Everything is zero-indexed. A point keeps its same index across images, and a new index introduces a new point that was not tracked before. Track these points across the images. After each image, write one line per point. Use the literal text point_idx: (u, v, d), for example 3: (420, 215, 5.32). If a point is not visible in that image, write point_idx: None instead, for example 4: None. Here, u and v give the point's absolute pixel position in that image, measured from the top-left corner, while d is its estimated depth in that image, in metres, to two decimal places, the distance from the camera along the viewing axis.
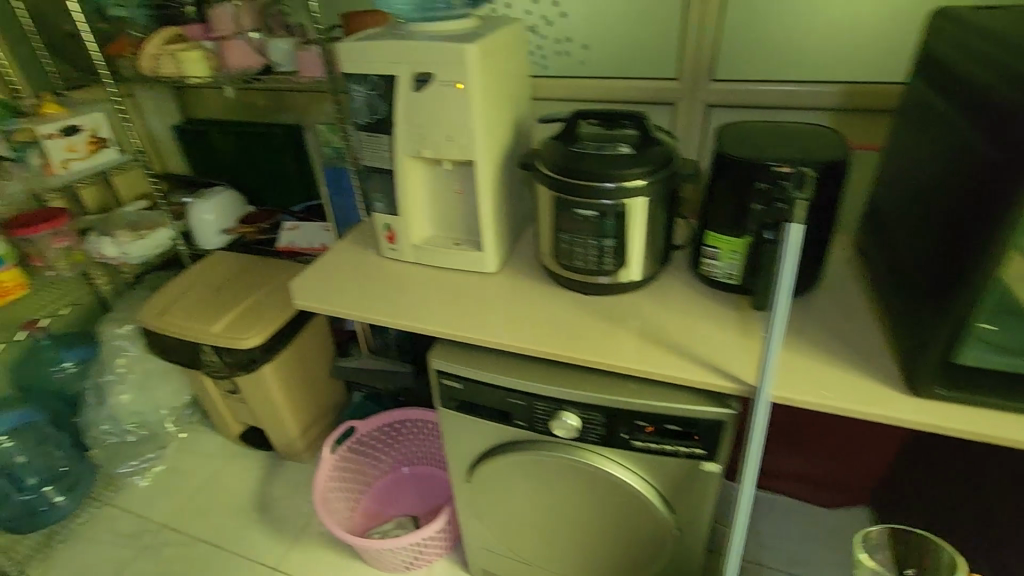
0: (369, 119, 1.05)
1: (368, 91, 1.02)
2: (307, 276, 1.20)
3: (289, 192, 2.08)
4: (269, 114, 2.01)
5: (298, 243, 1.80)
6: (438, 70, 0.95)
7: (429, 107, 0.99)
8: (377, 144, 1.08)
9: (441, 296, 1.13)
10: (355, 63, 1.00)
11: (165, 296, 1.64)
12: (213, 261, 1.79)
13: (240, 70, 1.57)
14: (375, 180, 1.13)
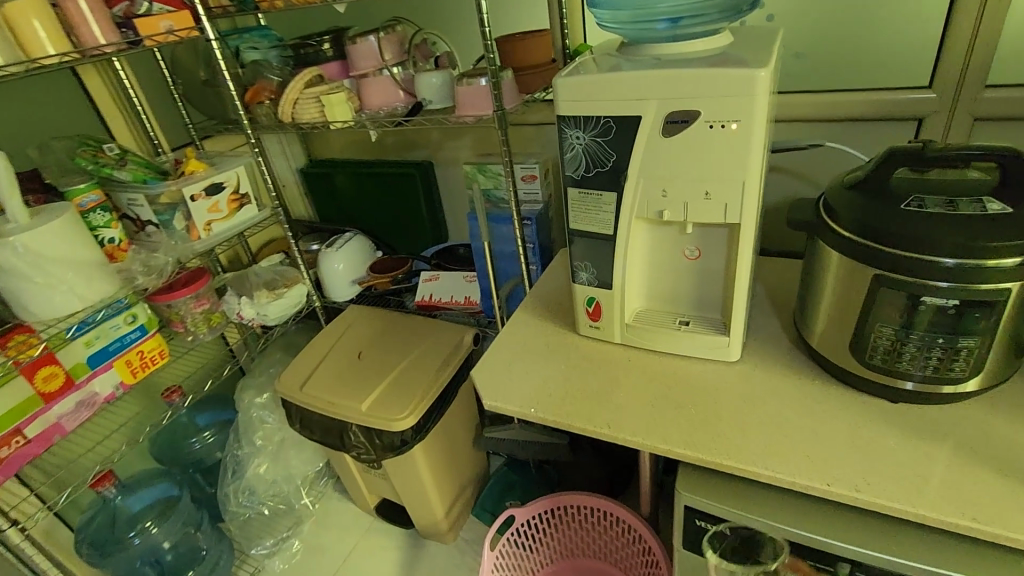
0: (590, 172, 0.80)
1: (594, 138, 0.77)
2: (490, 366, 0.96)
3: (419, 235, 1.91)
4: (399, 151, 1.85)
5: (438, 296, 1.65)
6: (707, 108, 0.68)
7: (686, 155, 0.73)
8: (595, 204, 0.83)
9: (675, 396, 0.86)
10: (580, 103, 0.76)
11: (304, 364, 1.49)
12: (348, 319, 1.64)
13: (382, 108, 1.41)
14: (585, 247, 0.88)
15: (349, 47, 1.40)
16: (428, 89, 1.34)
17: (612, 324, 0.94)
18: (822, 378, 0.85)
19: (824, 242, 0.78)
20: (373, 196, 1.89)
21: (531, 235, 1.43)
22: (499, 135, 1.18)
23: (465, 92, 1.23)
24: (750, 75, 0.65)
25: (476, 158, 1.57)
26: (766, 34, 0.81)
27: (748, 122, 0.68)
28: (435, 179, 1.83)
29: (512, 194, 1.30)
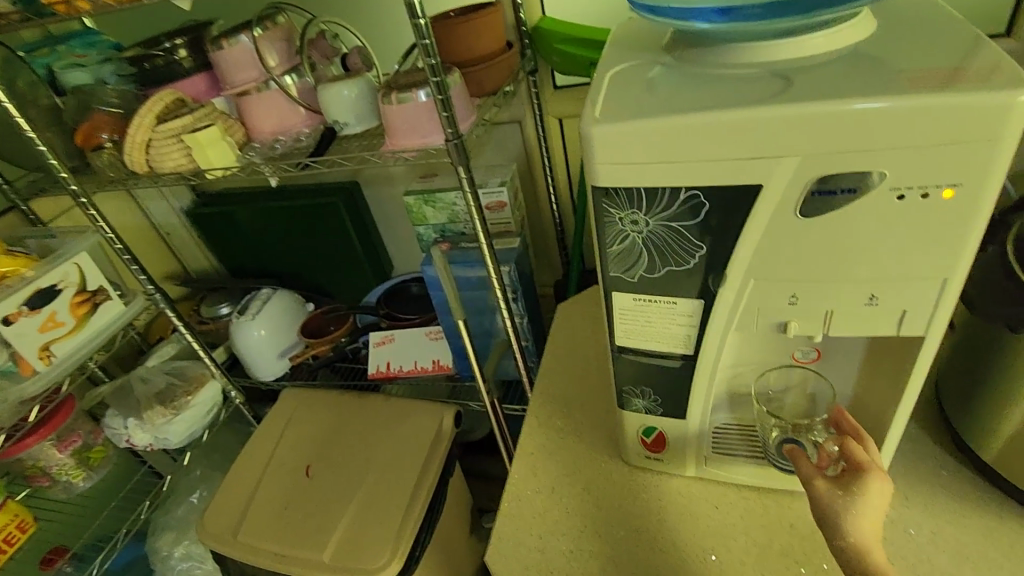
0: (657, 272, 0.48)
1: (667, 222, 0.44)
2: (519, 540, 0.65)
3: (351, 276, 1.47)
4: (310, 175, 1.41)
5: (397, 364, 1.29)
6: (899, 166, 0.37)
7: (842, 245, 0.41)
8: (664, 314, 0.51)
9: (816, 573, 0.56)
10: (640, 168, 0.42)
11: (236, 494, 1.12)
12: (283, 415, 1.25)
13: (278, 137, 1.00)
14: (642, 369, 0.56)
15: (214, 54, 0.97)
16: (339, 107, 0.94)
17: (684, 457, 0.64)
18: (1011, 507, 0.57)
19: None
20: (281, 235, 1.44)
21: (511, 281, 1.07)
22: (457, 170, 0.80)
23: (397, 112, 0.84)
24: (996, 107, 0.34)
25: (417, 182, 1.20)
26: (913, 8, 0.48)
27: (980, 190, 0.37)
28: (364, 205, 1.42)
29: (480, 231, 0.87)
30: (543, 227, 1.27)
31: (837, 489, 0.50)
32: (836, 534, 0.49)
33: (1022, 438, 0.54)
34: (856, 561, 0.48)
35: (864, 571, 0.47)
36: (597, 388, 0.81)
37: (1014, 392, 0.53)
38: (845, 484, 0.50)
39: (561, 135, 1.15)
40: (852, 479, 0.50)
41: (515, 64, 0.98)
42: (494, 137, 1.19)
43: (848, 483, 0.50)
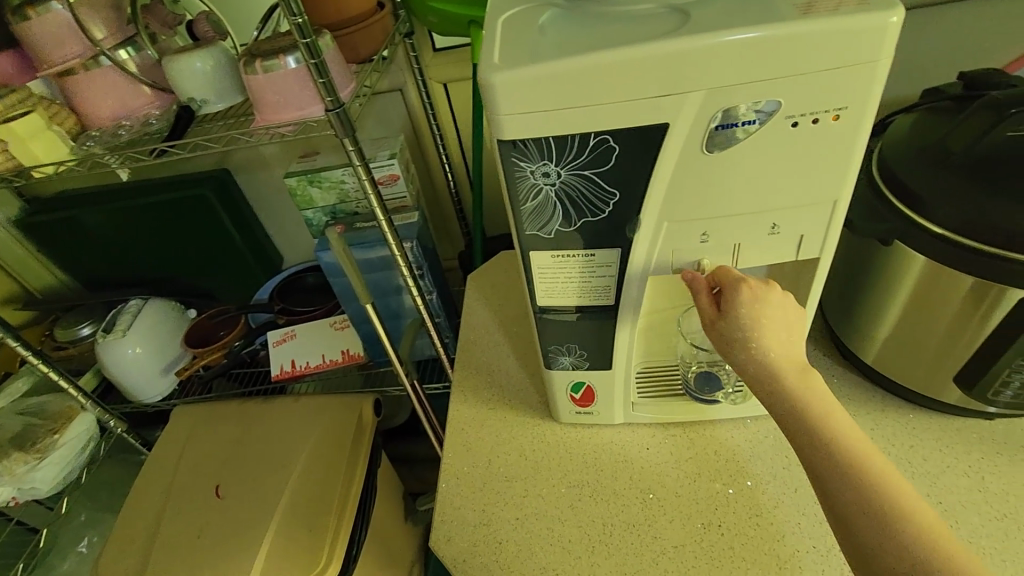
0: (573, 225, 0.46)
1: (578, 171, 0.43)
2: (460, 515, 0.64)
3: (234, 273, 1.33)
4: (169, 165, 1.24)
5: (303, 361, 1.20)
6: (791, 94, 0.38)
7: (746, 178, 0.43)
8: (583, 268, 0.50)
9: (743, 492, 0.60)
10: (547, 116, 0.40)
11: (134, 534, 0.99)
12: (179, 437, 1.12)
13: (115, 120, 0.85)
14: (566, 326, 0.56)
15: (19, 26, 0.80)
16: (194, 82, 0.82)
17: (613, 406, 0.65)
18: (889, 400, 0.64)
19: (904, 244, 0.54)
20: (143, 237, 1.26)
21: (415, 258, 1.02)
22: (343, 142, 0.73)
23: (266, 83, 0.76)
24: (871, 30, 0.36)
25: (298, 162, 1.10)
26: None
27: (862, 112, 0.39)
28: (238, 193, 1.28)
29: (377, 206, 0.81)
30: (440, 199, 1.23)
31: (741, 345, 0.45)
32: (768, 398, 0.45)
33: (896, 339, 0.60)
34: (798, 423, 0.44)
35: (809, 432, 0.43)
36: (518, 353, 0.80)
37: (887, 300, 0.59)
38: (747, 336, 0.45)
39: (447, 100, 1.10)
40: (750, 325, 0.45)
41: (390, 25, 0.91)
42: (376, 107, 1.11)
43: (744, 329, 0.45)
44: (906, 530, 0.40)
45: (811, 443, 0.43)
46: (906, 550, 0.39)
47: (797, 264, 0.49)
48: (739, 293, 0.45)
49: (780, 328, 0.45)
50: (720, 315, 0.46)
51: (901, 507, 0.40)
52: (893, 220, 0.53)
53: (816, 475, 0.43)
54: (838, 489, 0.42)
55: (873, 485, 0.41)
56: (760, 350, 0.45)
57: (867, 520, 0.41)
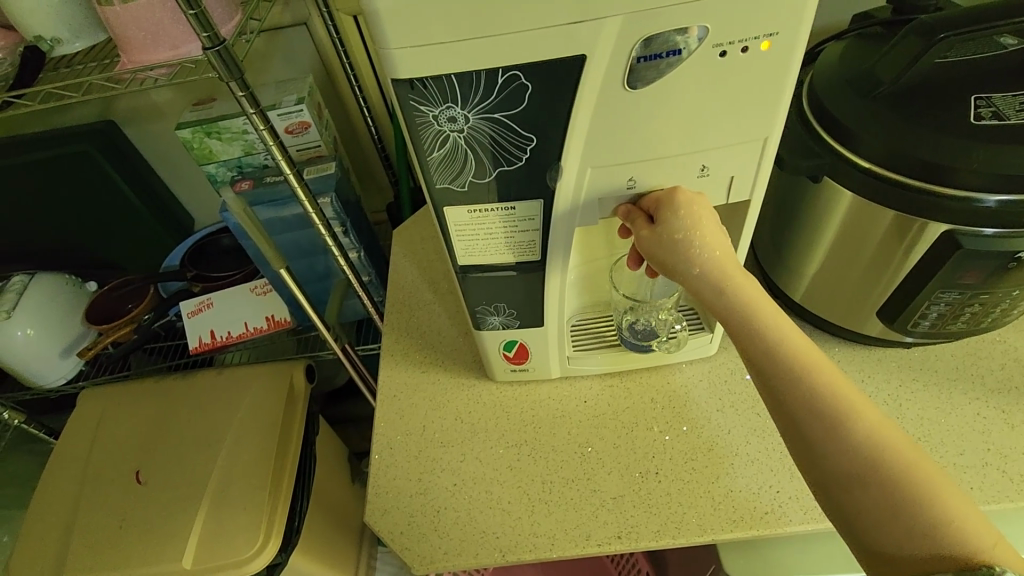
0: (487, 176, 0.41)
1: (488, 114, 0.37)
2: (396, 486, 0.61)
3: (136, 239, 1.20)
4: (38, 118, 1.07)
5: (223, 332, 1.12)
6: (719, 19, 0.34)
7: (673, 115, 0.39)
8: (503, 222, 0.45)
9: (679, 437, 0.60)
10: (445, 50, 0.34)
11: (51, 529, 0.92)
12: (89, 423, 1.03)
13: None
14: (491, 285, 0.52)
15: None
16: (39, 16, 0.69)
17: (549, 362, 0.63)
18: (815, 335, 0.66)
19: (832, 181, 0.52)
20: (21, 204, 1.10)
21: (335, 214, 0.94)
22: (230, 87, 0.64)
23: (124, 17, 0.64)
24: None
25: (192, 110, 0.97)
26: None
27: (794, 38, 0.36)
28: (127, 147, 1.13)
29: (283, 161, 0.73)
30: (362, 147, 1.13)
31: (681, 253, 0.42)
32: (717, 306, 0.43)
33: (824, 276, 0.60)
34: (745, 330, 0.42)
35: (759, 340, 0.42)
36: (452, 310, 0.76)
37: (816, 236, 0.58)
38: (686, 241, 0.42)
39: (358, 34, 0.99)
40: (688, 229, 0.41)
41: None
42: (277, 45, 0.98)
43: (681, 233, 0.41)
44: (853, 431, 0.39)
45: (761, 349, 0.42)
46: (852, 449, 0.39)
47: (727, 208, 0.47)
48: (671, 202, 0.42)
49: (717, 234, 0.42)
50: (655, 227, 0.43)
51: (849, 408, 0.40)
52: (823, 155, 0.51)
53: (767, 382, 0.42)
54: (789, 395, 0.41)
55: (822, 389, 0.40)
56: (703, 255, 0.42)
57: (816, 422, 0.40)
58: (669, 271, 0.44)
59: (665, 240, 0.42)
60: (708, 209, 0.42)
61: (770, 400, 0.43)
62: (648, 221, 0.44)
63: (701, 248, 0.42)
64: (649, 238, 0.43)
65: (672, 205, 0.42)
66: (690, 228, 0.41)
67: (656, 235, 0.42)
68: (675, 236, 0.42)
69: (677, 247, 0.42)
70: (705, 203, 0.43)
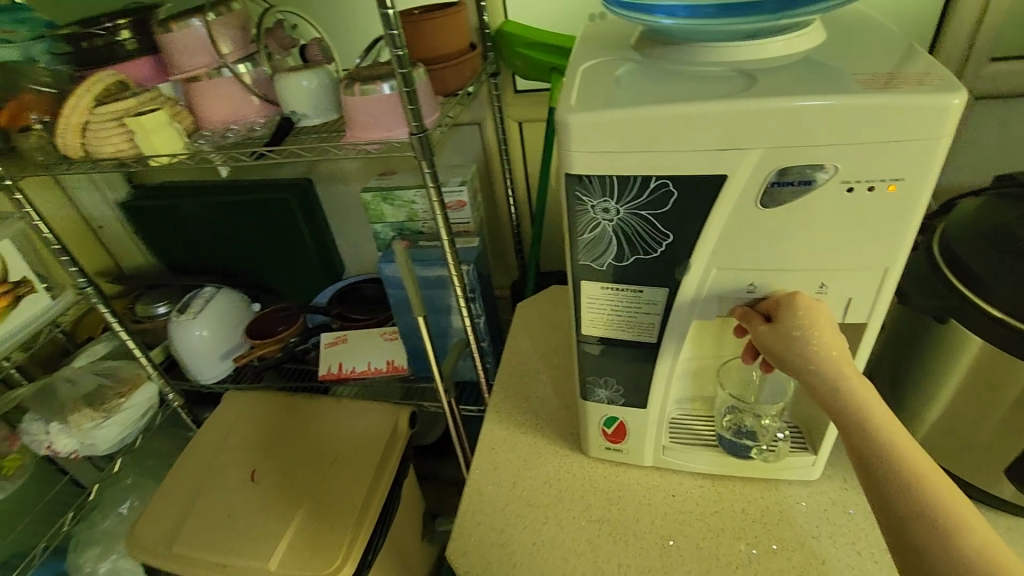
0: (625, 261, 0.49)
1: (636, 210, 0.46)
2: (478, 532, 0.65)
3: (301, 276, 1.42)
4: (260, 169, 1.36)
5: (349, 366, 1.25)
6: (848, 162, 0.40)
7: (799, 234, 0.44)
8: (629, 303, 0.52)
9: (767, 554, 0.59)
10: (611, 157, 0.44)
11: (172, 504, 1.05)
12: (225, 420, 1.18)
13: (225, 123, 0.97)
14: (606, 360, 0.58)
15: (162, 37, 0.94)
16: (298, 98, 0.93)
17: (643, 448, 0.65)
18: None
19: (960, 324, 0.53)
20: (228, 232, 1.37)
21: (470, 280, 1.06)
22: (421, 165, 0.80)
23: (360, 105, 0.83)
24: (937, 108, 0.38)
25: (377, 179, 1.19)
26: (869, 24, 0.52)
27: (919, 185, 0.41)
28: (316, 202, 1.37)
29: (443, 229, 0.87)
30: (501, 229, 1.28)
31: (798, 348, 0.45)
32: (831, 402, 0.45)
33: (947, 421, 0.58)
34: (857, 430, 0.43)
35: (870, 442, 0.43)
36: (557, 384, 0.82)
37: (939, 378, 0.58)
38: (803, 337, 0.45)
39: (520, 138, 1.16)
40: (806, 326, 0.45)
41: (478, 65, 0.98)
42: (453, 139, 1.18)
43: (798, 330, 0.45)
44: (964, 547, 0.39)
45: (874, 450, 0.42)
46: (963, 566, 0.39)
47: (842, 328, 0.50)
48: (790, 303, 0.46)
49: (833, 334, 0.46)
50: (773, 323, 0.47)
51: (962, 523, 0.40)
52: (949, 297, 0.53)
53: (876, 485, 0.43)
54: (901, 501, 0.41)
55: (934, 499, 0.41)
56: (818, 352, 0.45)
57: (926, 532, 0.40)
58: (785, 365, 0.47)
59: (783, 335, 0.46)
60: (825, 312, 0.46)
61: (879, 505, 0.43)
62: (764, 321, 0.48)
63: (817, 344, 0.45)
64: (766, 334, 0.47)
65: (793, 306, 0.46)
66: (809, 324, 0.45)
67: (774, 330, 0.46)
68: (794, 331, 0.45)
69: (794, 342, 0.45)
70: (821, 306, 0.47)
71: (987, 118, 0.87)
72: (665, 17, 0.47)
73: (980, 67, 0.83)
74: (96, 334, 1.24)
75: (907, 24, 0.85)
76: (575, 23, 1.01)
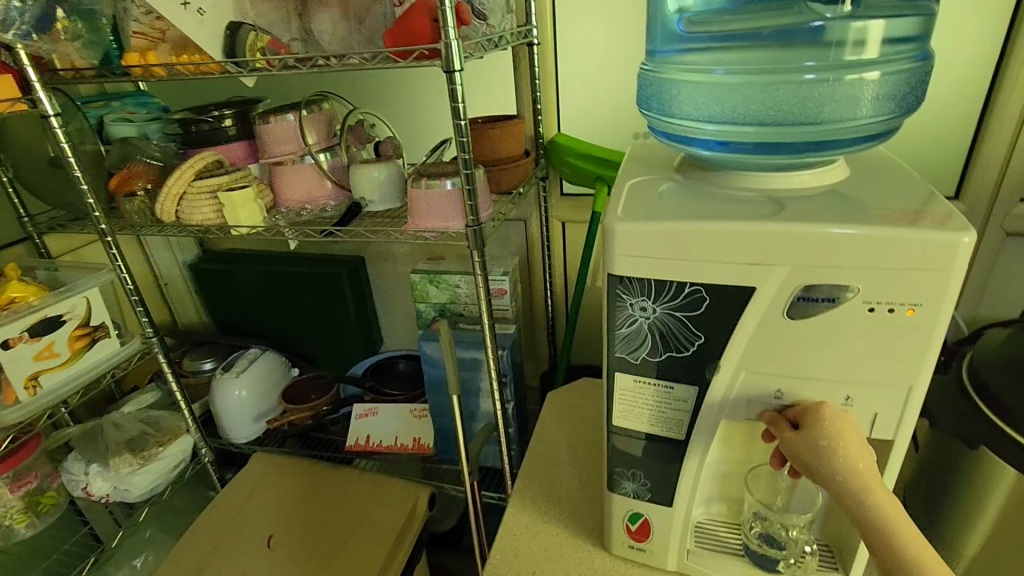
0: (658, 356, 0.53)
1: (672, 311, 0.50)
2: None
3: (342, 346, 1.49)
4: (320, 245, 1.47)
5: (376, 439, 1.28)
6: (869, 285, 0.45)
7: (825, 347, 0.48)
8: (660, 398, 0.55)
9: None
10: (652, 262, 0.49)
11: (185, 563, 1.04)
12: (250, 481, 1.20)
13: (301, 203, 1.09)
14: (635, 452, 0.60)
15: (260, 126, 1.08)
16: (368, 186, 1.04)
17: (667, 549, 0.65)
18: None
19: (991, 451, 0.54)
20: (282, 299, 1.47)
21: (504, 365, 1.10)
22: (473, 254, 0.87)
23: (424, 196, 0.93)
24: (948, 245, 0.42)
25: (426, 263, 1.27)
26: (888, 165, 0.58)
27: (937, 311, 0.44)
28: (366, 278, 1.47)
29: (486, 314, 0.92)
30: (536, 320, 1.33)
31: (825, 459, 0.47)
32: (859, 515, 0.46)
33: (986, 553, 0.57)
34: (883, 544, 0.45)
35: (896, 556, 0.45)
36: (583, 476, 0.82)
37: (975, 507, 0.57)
38: (830, 448, 0.47)
39: (562, 236, 1.24)
40: (833, 437, 0.47)
41: (531, 169, 1.08)
42: (500, 232, 1.27)
43: (825, 440, 0.47)
44: None
45: (898, 563, 0.44)
46: None
47: (870, 442, 0.51)
48: (816, 412, 0.48)
49: (860, 446, 0.47)
50: (800, 431, 0.48)
51: None
52: (979, 423, 0.54)
53: None
54: None
55: None
56: (845, 463, 0.46)
57: None
58: (812, 473, 0.48)
59: (810, 444, 0.47)
60: (851, 422, 0.48)
61: None
62: (791, 428, 0.50)
63: (844, 455, 0.47)
64: (793, 441, 0.48)
65: (819, 415, 0.48)
66: (837, 434, 0.47)
67: (801, 438, 0.48)
68: (821, 441, 0.47)
69: (821, 451, 0.47)
70: (846, 416, 0.49)
71: (1016, 254, 0.91)
72: (702, 149, 0.55)
73: (1005, 207, 0.88)
74: (141, 385, 1.31)
75: (934, 164, 0.92)
76: (621, 140, 1.12)
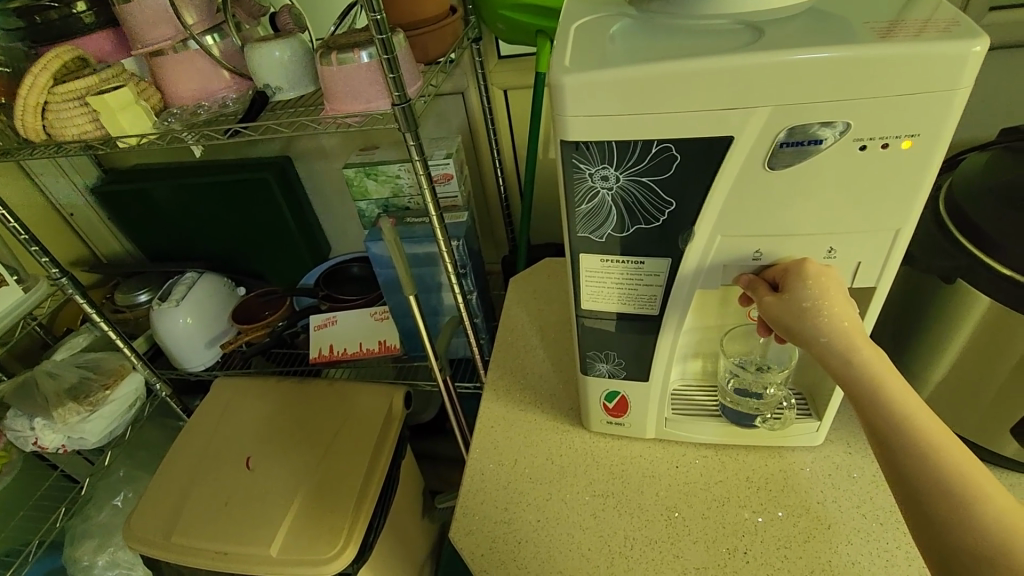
0: (625, 231, 0.47)
1: (637, 177, 0.43)
2: (481, 512, 0.63)
3: (286, 257, 1.38)
4: (236, 148, 1.30)
5: (340, 347, 1.24)
6: (863, 117, 0.38)
7: (810, 198, 0.42)
8: (630, 275, 0.50)
9: (772, 521, 0.58)
10: (612, 121, 0.41)
11: (164, 496, 1.02)
12: (217, 407, 1.16)
13: (195, 99, 0.93)
14: (607, 333, 0.56)
15: (121, 8, 0.88)
16: (272, 68, 0.87)
17: (645, 420, 0.64)
18: None
19: (966, 284, 0.52)
20: (207, 213, 1.32)
21: (461, 256, 1.04)
22: (405, 136, 0.76)
23: (339, 75, 0.79)
24: (958, 56, 0.36)
25: (359, 154, 1.14)
26: None
27: (938, 140, 0.39)
28: (297, 180, 1.33)
29: (431, 204, 0.83)
30: (489, 202, 1.25)
31: (808, 320, 0.44)
32: (844, 376, 0.44)
33: (951, 380, 0.58)
34: (869, 399, 0.43)
35: (880, 410, 0.42)
36: (555, 358, 0.80)
37: (942, 338, 0.57)
38: (814, 308, 0.44)
39: (505, 106, 1.12)
40: (817, 297, 0.43)
41: (460, 29, 0.93)
42: (436, 110, 1.14)
43: (809, 301, 0.44)
44: (980, 513, 0.38)
45: (885, 417, 0.42)
46: (978, 539, 0.38)
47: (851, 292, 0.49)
48: (800, 272, 0.45)
49: (845, 303, 0.44)
50: (780, 294, 0.45)
51: (975, 493, 0.39)
52: (958, 256, 0.52)
53: (887, 453, 0.42)
54: (914, 470, 0.41)
55: (948, 467, 0.40)
56: (829, 322, 0.43)
57: (938, 501, 0.40)
58: (796, 338, 0.45)
59: (794, 306, 0.44)
60: (836, 279, 0.45)
61: (890, 470, 0.43)
62: (771, 291, 0.46)
63: (829, 314, 0.43)
64: (773, 304, 0.45)
65: (803, 274, 0.44)
66: (823, 292, 0.44)
67: (785, 299, 0.45)
68: (805, 302, 0.44)
69: (807, 311, 0.44)
70: (832, 273, 0.45)
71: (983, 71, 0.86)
72: None
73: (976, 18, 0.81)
74: (75, 326, 1.20)
75: None
76: None
